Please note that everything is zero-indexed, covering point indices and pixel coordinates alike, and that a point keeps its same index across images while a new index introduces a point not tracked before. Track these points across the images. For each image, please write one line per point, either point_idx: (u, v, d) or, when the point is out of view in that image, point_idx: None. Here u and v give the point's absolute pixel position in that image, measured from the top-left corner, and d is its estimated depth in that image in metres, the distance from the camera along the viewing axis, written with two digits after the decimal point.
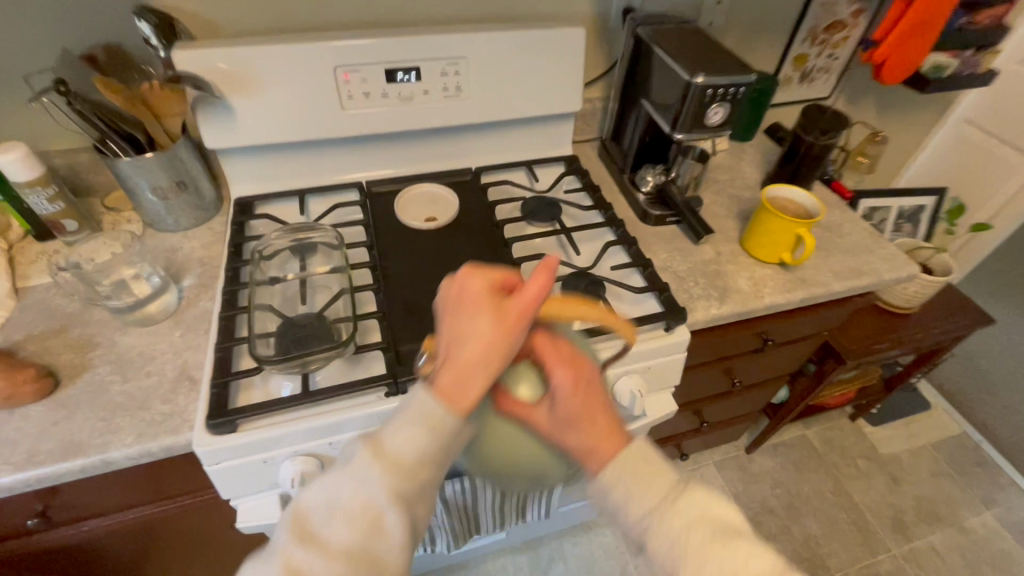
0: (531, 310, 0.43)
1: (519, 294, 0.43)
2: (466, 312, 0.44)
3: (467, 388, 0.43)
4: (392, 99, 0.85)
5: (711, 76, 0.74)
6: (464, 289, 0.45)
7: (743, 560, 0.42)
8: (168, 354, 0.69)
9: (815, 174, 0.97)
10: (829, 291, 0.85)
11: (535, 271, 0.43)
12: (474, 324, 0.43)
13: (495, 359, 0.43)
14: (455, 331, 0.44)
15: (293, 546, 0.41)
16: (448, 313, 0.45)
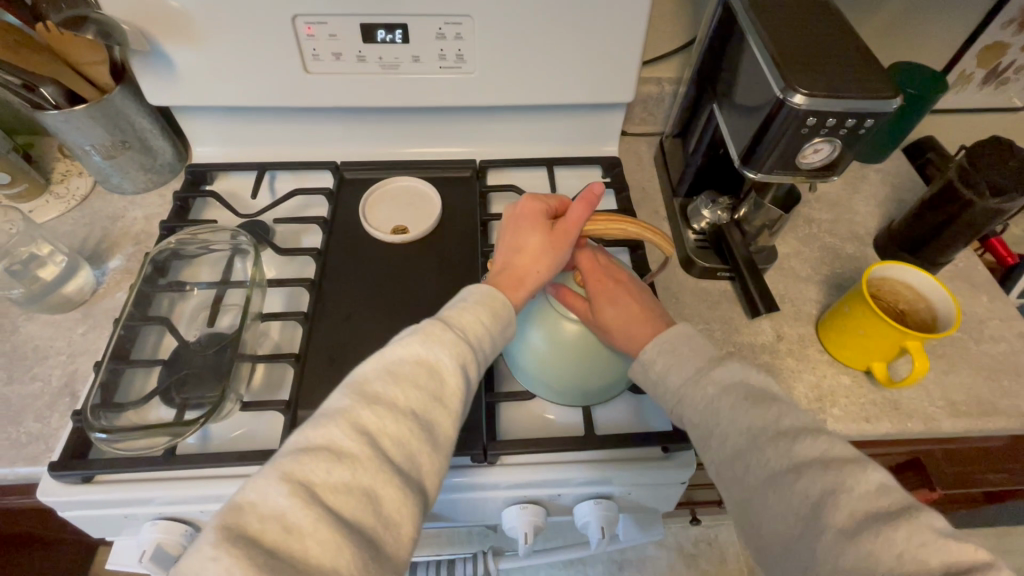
0: (573, 233, 0.47)
1: (563, 218, 0.47)
2: (527, 225, 0.48)
3: (524, 283, 0.47)
4: (371, 64, 0.65)
5: (821, 96, 0.47)
6: (530, 210, 0.49)
7: (773, 416, 0.41)
8: (62, 357, 0.59)
9: (964, 243, 0.66)
10: (932, 430, 0.58)
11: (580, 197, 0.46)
12: (532, 233, 0.48)
13: (544, 260, 0.47)
14: (513, 240, 0.49)
15: (348, 414, 0.36)
16: (510, 224, 0.50)
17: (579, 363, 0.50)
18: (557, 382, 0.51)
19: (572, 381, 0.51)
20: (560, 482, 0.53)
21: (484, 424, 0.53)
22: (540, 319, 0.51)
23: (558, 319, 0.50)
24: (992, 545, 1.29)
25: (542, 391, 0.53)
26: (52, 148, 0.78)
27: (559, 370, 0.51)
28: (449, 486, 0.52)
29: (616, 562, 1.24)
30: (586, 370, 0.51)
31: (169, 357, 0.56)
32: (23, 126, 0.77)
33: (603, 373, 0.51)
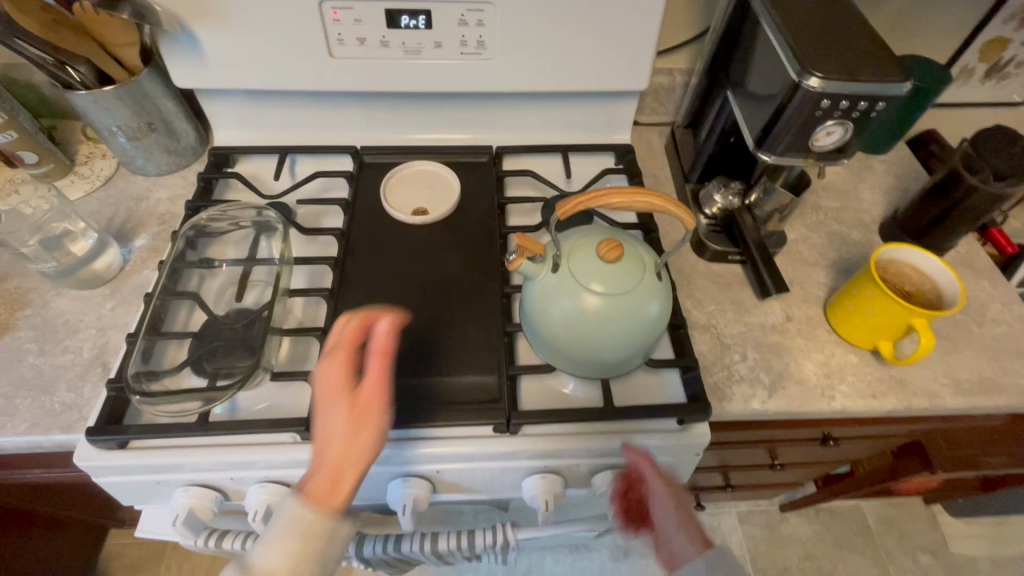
0: (381, 395, 0.42)
1: (367, 380, 0.42)
2: (331, 393, 0.42)
3: (349, 461, 0.40)
4: (394, 49, 0.66)
5: (835, 79, 0.49)
6: (336, 374, 0.42)
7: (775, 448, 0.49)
8: (92, 330, 0.61)
9: (968, 228, 0.68)
10: (936, 406, 0.60)
11: (375, 347, 0.42)
12: (336, 434, 0.40)
13: (356, 426, 0.41)
14: (324, 420, 0.41)
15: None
16: (319, 399, 0.42)
17: (598, 335, 0.51)
18: (575, 351, 0.53)
19: (591, 351, 0.53)
20: (579, 453, 0.55)
21: (507, 396, 0.55)
22: (562, 291, 0.51)
23: (580, 293, 0.50)
24: (989, 534, 1.31)
25: (557, 358, 0.55)
26: (76, 131, 0.79)
27: (578, 341, 0.52)
28: (473, 455, 0.54)
29: (620, 547, 1.26)
30: (604, 342, 0.52)
31: (199, 330, 0.57)
32: (48, 108, 0.79)
33: (621, 345, 0.52)
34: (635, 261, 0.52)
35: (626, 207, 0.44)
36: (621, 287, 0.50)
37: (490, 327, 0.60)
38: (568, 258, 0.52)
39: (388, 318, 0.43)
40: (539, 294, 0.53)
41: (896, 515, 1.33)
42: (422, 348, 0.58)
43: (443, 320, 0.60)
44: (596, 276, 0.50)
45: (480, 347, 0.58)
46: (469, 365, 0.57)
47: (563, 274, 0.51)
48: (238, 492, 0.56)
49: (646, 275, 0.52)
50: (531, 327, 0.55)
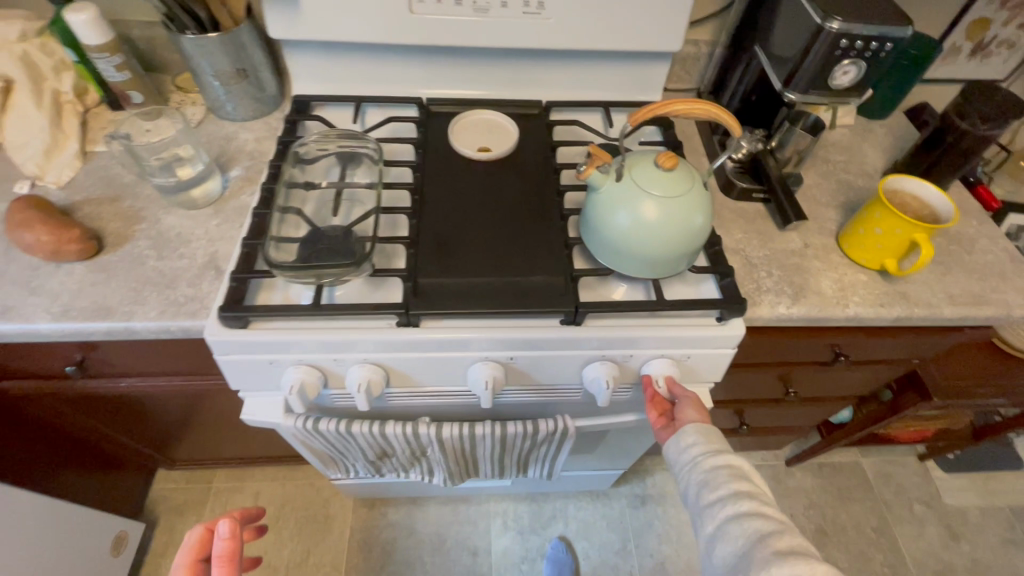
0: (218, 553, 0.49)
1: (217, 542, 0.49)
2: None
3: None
4: (466, 8, 0.76)
5: (851, 22, 0.59)
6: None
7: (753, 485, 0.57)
8: (202, 241, 0.69)
9: (961, 172, 0.78)
10: (934, 315, 0.70)
11: (220, 552, 0.49)
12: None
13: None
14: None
15: None
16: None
17: (653, 234, 0.60)
18: (632, 250, 0.62)
19: (646, 249, 0.61)
20: (634, 342, 0.64)
21: (573, 292, 0.63)
22: (624, 196, 0.61)
23: (639, 196, 0.60)
24: (978, 487, 1.41)
25: (616, 259, 0.64)
26: (167, 82, 0.88)
27: (635, 240, 0.61)
28: (543, 340, 0.62)
29: (638, 496, 1.34)
30: (658, 241, 0.61)
31: (303, 236, 0.66)
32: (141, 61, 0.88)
33: (672, 245, 0.61)
34: (685, 173, 0.61)
35: (686, 114, 0.54)
36: (673, 192, 0.60)
37: (553, 239, 0.68)
38: (629, 169, 0.62)
39: (228, 520, 0.50)
40: (603, 201, 0.62)
41: (892, 470, 1.42)
42: (496, 254, 0.66)
43: (512, 234, 0.69)
44: (653, 182, 0.60)
45: (545, 254, 0.67)
46: (537, 268, 0.65)
47: (624, 182, 0.61)
48: (336, 376, 0.64)
49: (694, 185, 0.61)
50: (594, 233, 0.64)
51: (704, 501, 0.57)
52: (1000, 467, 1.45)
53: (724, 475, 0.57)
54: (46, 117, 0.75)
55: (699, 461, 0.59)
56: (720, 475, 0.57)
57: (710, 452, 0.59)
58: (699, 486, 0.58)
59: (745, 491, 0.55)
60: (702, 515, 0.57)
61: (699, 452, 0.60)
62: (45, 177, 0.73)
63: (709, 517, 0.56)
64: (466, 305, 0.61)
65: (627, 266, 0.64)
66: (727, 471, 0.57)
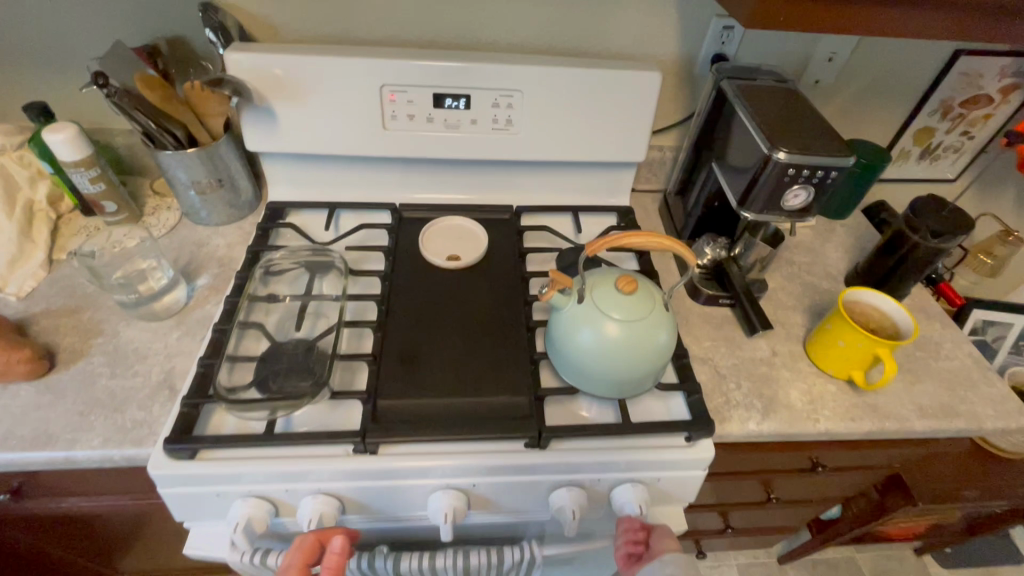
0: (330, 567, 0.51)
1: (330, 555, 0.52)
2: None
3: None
4: (437, 124, 0.80)
5: (796, 153, 0.62)
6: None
7: None
8: (160, 356, 0.68)
9: (917, 279, 0.80)
10: (907, 429, 0.69)
11: (332, 561, 0.51)
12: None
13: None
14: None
15: None
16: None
17: (616, 357, 0.60)
18: (595, 371, 0.61)
19: (608, 371, 0.61)
20: (601, 468, 0.62)
21: (538, 415, 0.62)
22: (585, 316, 0.61)
23: (600, 318, 0.60)
24: None
25: (580, 378, 0.63)
26: (144, 186, 0.89)
27: (597, 362, 0.61)
28: (507, 467, 0.60)
29: None
30: (621, 364, 0.60)
31: (264, 355, 0.64)
32: (119, 166, 0.89)
33: (635, 367, 0.61)
34: (646, 296, 0.62)
35: (642, 247, 0.55)
36: (635, 315, 0.60)
37: (520, 354, 0.68)
38: (590, 290, 0.62)
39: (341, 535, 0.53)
40: (566, 321, 0.62)
41: (889, 566, 1.36)
42: (460, 373, 0.65)
43: (477, 349, 0.68)
44: (614, 304, 0.60)
45: (510, 372, 0.66)
46: (502, 387, 0.64)
47: (586, 303, 0.61)
48: (287, 506, 0.61)
49: (655, 306, 0.62)
50: (557, 350, 0.63)
51: None
52: (999, 561, 1.38)
53: None
54: (13, 228, 0.75)
55: None
56: None
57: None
58: None
59: None
60: None
61: None
62: (5, 289, 0.72)
63: None
64: (429, 431, 0.59)
65: (586, 383, 0.63)
66: None
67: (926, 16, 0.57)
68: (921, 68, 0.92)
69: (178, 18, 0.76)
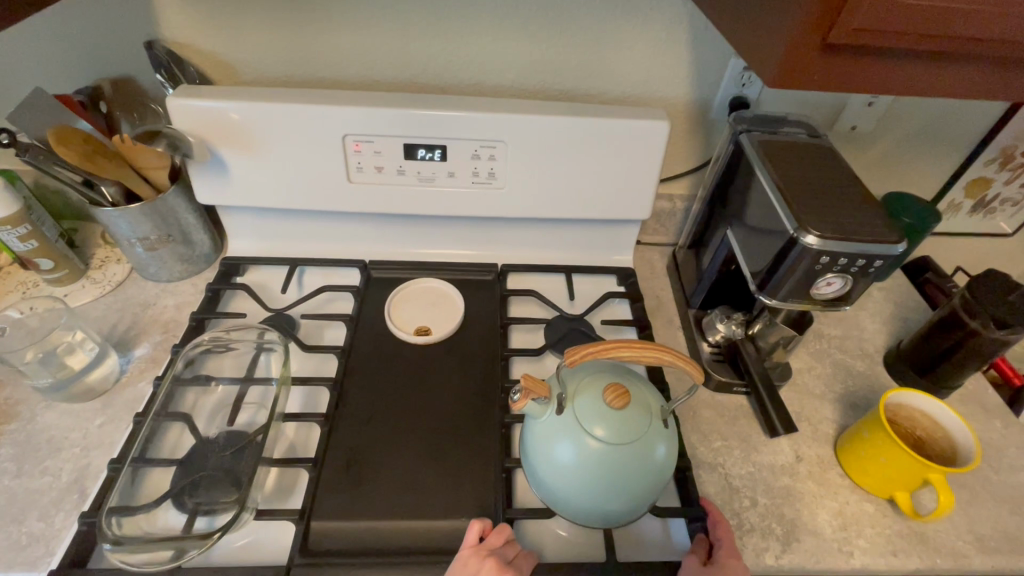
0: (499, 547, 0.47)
1: (495, 538, 0.47)
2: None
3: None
4: (409, 176, 0.70)
5: (832, 239, 0.51)
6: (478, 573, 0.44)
7: None
8: (76, 450, 0.59)
9: (975, 370, 0.68)
10: (964, 568, 0.56)
11: (498, 545, 0.47)
12: None
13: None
14: None
15: None
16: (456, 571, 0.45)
17: (600, 485, 0.49)
18: (574, 497, 0.50)
19: (590, 499, 0.50)
20: None
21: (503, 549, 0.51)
22: (564, 433, 0.50)
23: (582, 438, 0.49)
24: None
25: (555, 500, 0.52)
26: (95, 234, 0.81)
27: (577, 488, 0.50)
28: None
29: None
30: (606, 493, 0.49)
31: (186, 456, 0.55)
32: (70, 212, 0.81)
33: (623, 497, 0.50)
34: (640, 408, 0.50)
35: (635, 361, 0.46)
36: (624, 437, 0.49)
37: (488, 463, 0.57)
38: (572, 398, 0.51)
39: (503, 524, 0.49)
40: (542, 433, 0.51)
41: None
42: (414, 488, 0.55)
43: (438, 455, 0.57)
44: (600, 421, 0.49)
45: (474, 489, 0.55)
46: (464, 509, 0.54)
47: (567, 415, 0.50)
48: None
49: (651, 422, 0.50)
50: (532, 465, 0.53)
51: None
52: None
53: None
54: None
55: None
56: None
57: None
58: None
59: None
60: None
61: None
62: None
63: None
64: (367, 568, 0.49)
65: (562, 507, 0.52)
66: None
67: (999, 76, 0.45)
68: (977, 113, 0.80)
69: (124, 57, 0.68)
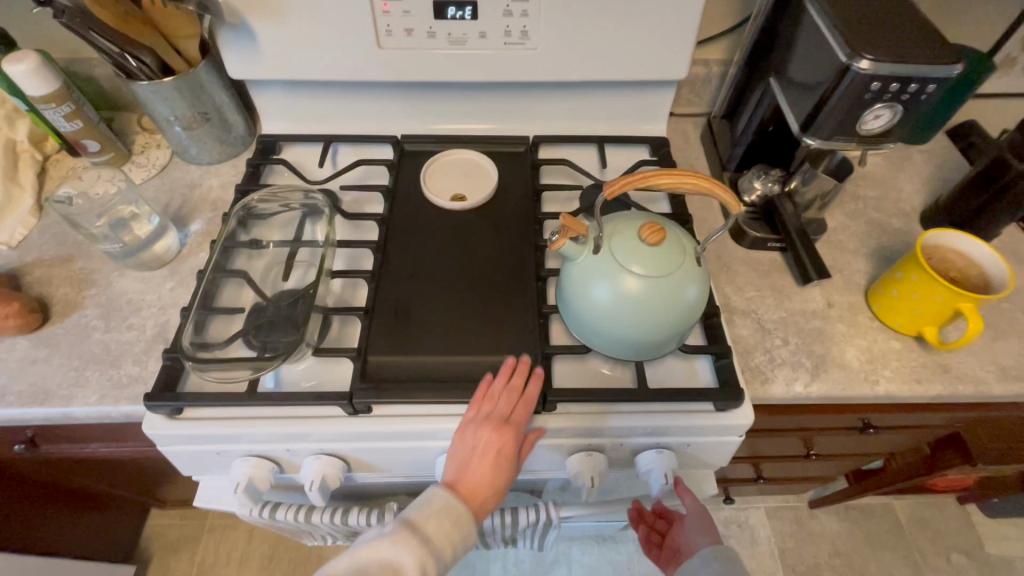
0: (495, 415, 0.51)
1: (492, 406, 0.52)
2: (496, 456, 0.50)
3: (487, 486, 0.50)
4: (440, 40, 0.68)
5: (885, 61, 0.50)
6: (479, 443, 0.50)
7: None
8: (153, 309, 0.64)
9: (1015, 217, 0.68)
10: (983, 393, 0.60)
11: (495, 411, 0.51)
12: (484, 445, 0.50)
13: (505, 467, 0.51)
14: (476, 448, 0.50)
15: None
16: (461, 445, 0.51)
17: (637, 318, 0.52)
18: (610, 331, 0.54)
19: (625, 331, 0.53)
20: (622, 432, 0.56)
21: (547, 376, 0.56)
22: (602, 271, 0.52)
23: (619, 273, 0.51)
24: None
25: (592, 336, 0.56)
26: (131, 121, 0.82)
27: (614, 322, 0.53)
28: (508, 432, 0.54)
29: None
30: (643, 325, 0.53)
31: (251, 307, 0.60)
32: (104, 100, 0.82)
33: (657, 329, 0.53)
34: (674, 246, 0.52)
35: (673, 186, 0.47)
36: (660, 270, 0.51)
37: (529, 308, 0.61)
38: (609, 240, 0.53)
39: (501, 387, 0.52)
40: (582, 274, 0.54)
41: (926, 512, 1.31)
42: (460, 329, 0.59)
43: (481, 304, 0.61)
44: (636, 258, 0.51)
45: (515, 329, 0.59)
46: (507, 344, 0.58)
47: (604, 254, 0.52)
48: (291, 464, 0.59)
49: (685, 258, 0.53)
50: (569, 307, 0.56)
51: None
52: None
53: None
54: None
55: None
56: None
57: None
58: None
59: None
60: None
61: None
62: None
63: None
64: (423, 392, 0.54)
65: (598, 341, 0.56)
66: None
67: None
68: None
69: None
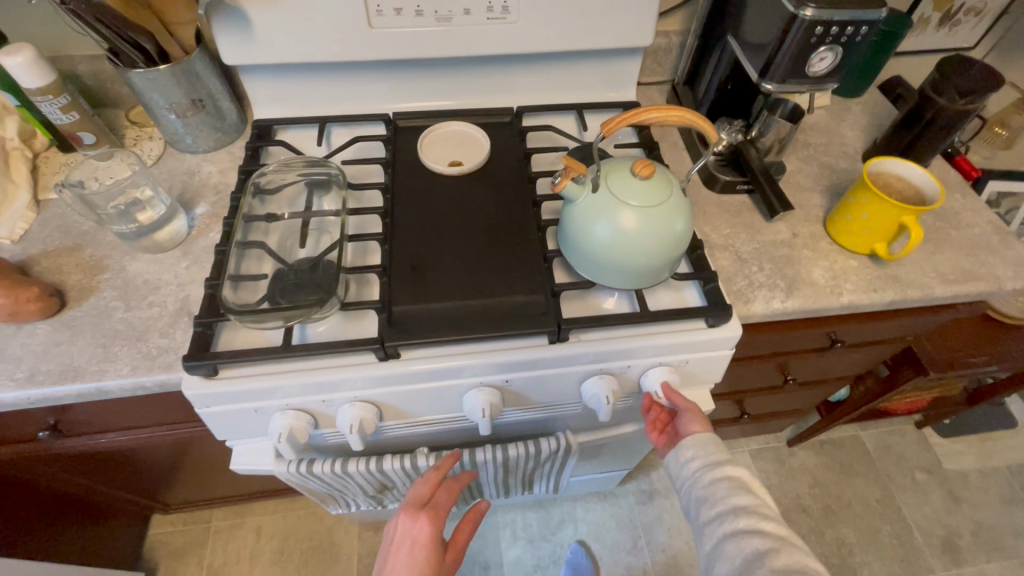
0: (416, 503, 0.60)
1: (415, 496, 0.61)
2: (414, 543, 0.56)
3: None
4: (428, 18, 0.74)
5: (826, 8, 0.58)
6: (400, 531, 0.58)
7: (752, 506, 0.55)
8: (172, 286, 0.66)
9: (938, 148, 0.79)
10: (928, 295, 0.70)
11: (418, 498, 0.60)
12: (405, 533, 0.57)
13: (423, 556, 0.56)
14: (399, 538, 0.57)
15: None
16: (389, 539, 0.58)
17: (638, 245, 0.58)
18: (614, 262, 0.60)
19: (628, 260, 0.59)
20: (628, 354, 0.62)
21: (558, 309, 0.62)
22: (603, 205, 0.58)
23: (618, 205, 0.58)
24: (975, 450, 1.44)
25: (597, 270, 0.62)
26: (120, 116, 0.83)
27: (616, 251, 0.59)
28: (524, 361, 0.60)
29: (646, 492, 1.33)
30: (643, 252, 0.59)
31: (272, 273, 0.62)
32: (89, 96, 0.83)
33: (656, 255, 0.59)
34: (664, 181, 0.60)
35: (662, 123, 0.54)
36: (654, 200, 0.58)
37: (533, 254, 0.66)
38: (606, 178, 0.60)
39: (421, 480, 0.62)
40: (585, 211, 0.60)
41: (890, 440, 1.44)
42: (473, 278, 0.64)
43: (489, 255, 0.66)
44: (632, 190, 0.58)
45: (523, 274, 0.65)
46: (518, 287, 0.63)
47: (603, 190, 0.59)
48: (326, 417, 0.62)
49: (674, 190, 0.60)
50: (575, 245, 0.62)
51: (703, 518, 0.57)
52: (993, 428, 1.47)
53: (723, 490, 0.57)
54: None
55: (700, 476, 0.60)
56: (720, 488, 0.57)
57: (710, 465, 0.60)
58: (699, 502, 0.59)
59: (745, 506, 0.55)
60: (701, 532, 0.57)
61: (699, 465, 0.60)
62: None
63: (708, 535, 0.56)
64: (447, 334, 0.59)
65: (603, 275, 0.62)
66: (726, 484, 0.58)
67: None
68: None
69: None
